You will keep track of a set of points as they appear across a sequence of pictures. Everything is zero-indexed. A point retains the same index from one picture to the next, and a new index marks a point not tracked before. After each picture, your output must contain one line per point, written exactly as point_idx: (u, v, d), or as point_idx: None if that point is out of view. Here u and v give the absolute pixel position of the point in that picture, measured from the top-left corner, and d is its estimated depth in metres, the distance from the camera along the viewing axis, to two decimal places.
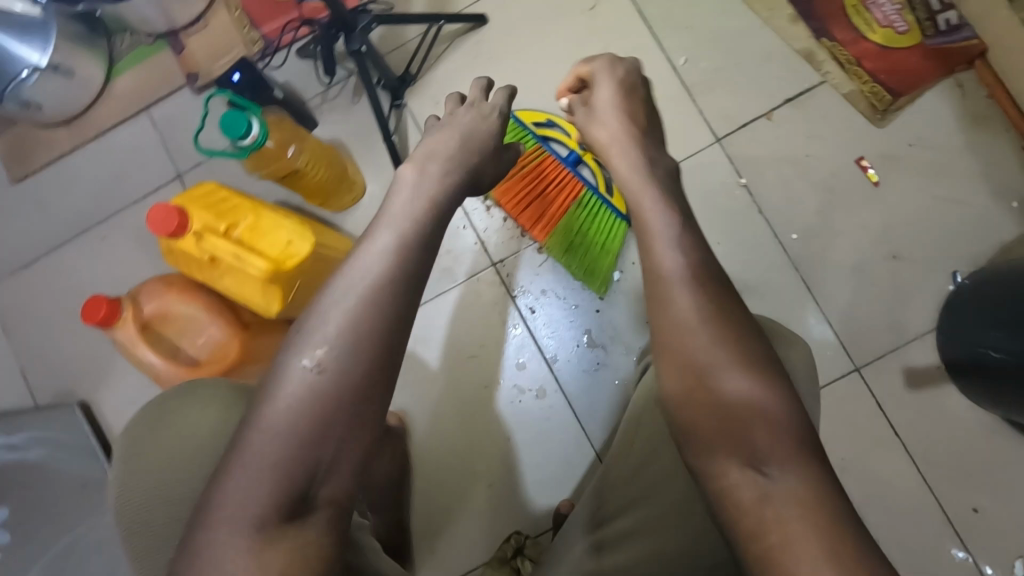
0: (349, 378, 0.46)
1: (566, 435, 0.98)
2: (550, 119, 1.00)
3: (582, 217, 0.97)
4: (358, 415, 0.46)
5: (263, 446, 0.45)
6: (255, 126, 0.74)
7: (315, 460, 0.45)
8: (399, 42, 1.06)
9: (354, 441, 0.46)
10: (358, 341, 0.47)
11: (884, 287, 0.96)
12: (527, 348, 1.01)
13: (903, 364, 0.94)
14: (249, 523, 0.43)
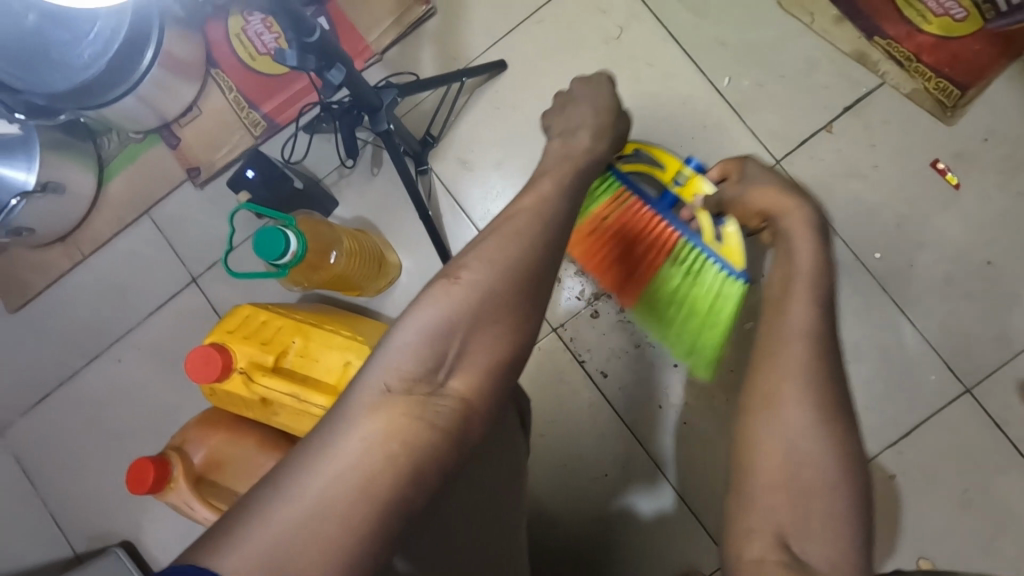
0: (492, 283, 0.48)
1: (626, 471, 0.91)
2: (639, 148, 0.81)
3: (679, 281, 0.80)
4: (490, 320, 0.47)
5: (405, 332, 0.46)
6: (292, 242, 0.65)
7: (447, 350, 0.46)
8: (414, 102, 0.97)
9: (487, 340, 0.47)
10: (500, 261, 0.50)
11: (983, 297, 0.88)
12: (604, 416, 0.92)
13: (1017, 379, 0.86)
14: (382, 385, 0.44)
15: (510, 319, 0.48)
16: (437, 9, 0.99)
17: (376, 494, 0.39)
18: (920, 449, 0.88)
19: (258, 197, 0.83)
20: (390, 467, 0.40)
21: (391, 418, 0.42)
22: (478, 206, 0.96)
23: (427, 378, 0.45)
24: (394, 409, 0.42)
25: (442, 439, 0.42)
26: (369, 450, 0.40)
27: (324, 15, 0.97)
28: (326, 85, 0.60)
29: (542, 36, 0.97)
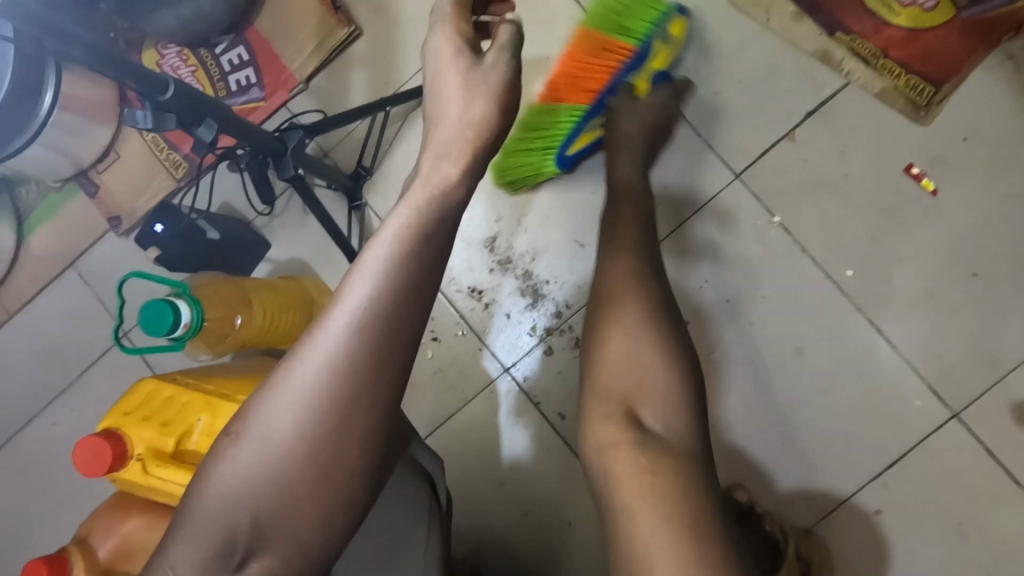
0: (278, 445, 0.41)
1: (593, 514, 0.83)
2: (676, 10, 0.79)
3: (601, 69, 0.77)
4: (284, 487, 0.41)
5: (197, 509, 0.41)
6: (183, 312, 0.59)
7: (239, 525, 0.41)
8: (344, 133, 0.90)
9: (282, 509, 0.41)
10: (287, 417, 0.41)
11: (968, 313, 0.80)
12: (565, 462, 0.85)
13: (1010, 400, 0.79)
14: (172, 571, 0.40)
15: (308, 479, 0.41)
16: (362, 29, 0.91)
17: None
18: (907, 481, 0.80)
19: (168, 253, 0.76)
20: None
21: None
22: None
23: (222, 561, 0.40)
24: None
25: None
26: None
27: (243, 44, 0.90)
28: (196, 140, 0.54)
29: None
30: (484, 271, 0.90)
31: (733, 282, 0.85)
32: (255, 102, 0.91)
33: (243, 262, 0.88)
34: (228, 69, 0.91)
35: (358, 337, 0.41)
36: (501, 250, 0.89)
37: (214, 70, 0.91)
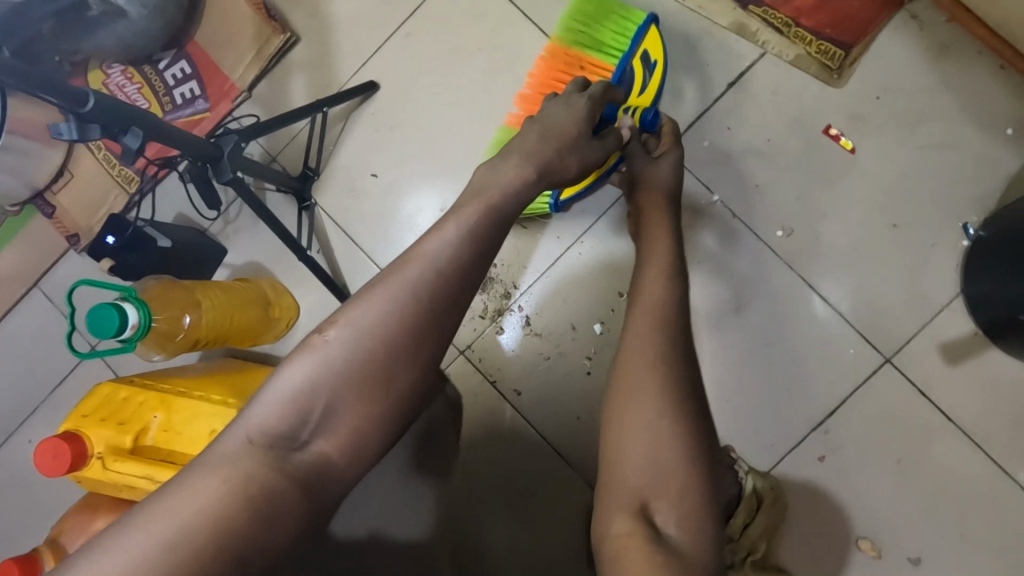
0: (369, 340, 0.45)
1: (550, 482, 0.87)
2: (646, 53, 0.72)
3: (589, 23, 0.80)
4: (355, 385, 0.45)
5: (274, 387, 0.44)
6: (130, 314, 0.62)
7: (312, 408, 0.44)
8: (289, 136, 0.93)
9: (355, 401, 0.45)
10: (378, 321, 0.46)
11: (894, 262, 0.84)
12: (525, 435, 0.89)
13: (938, 342, 0.83)
14: (242, 437, 0.43)
15: (379, 383, 0.45)
16: (299, 35, 0.95)
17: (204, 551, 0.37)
18: (848, 426, 0.84)
19: (125, 264, 0.78)
20: (219, 530, 0.38)
21: (236, 474, 0.41)
22: (368, 236, 0.92)
23: (286, 439, 0.43)
24: (239, 465, 0.41)
25: (298, 497, 0.42)
26: (211, 504, 0.39)
27: (184, 57, 0.93)
28: (124, 150, 0.56)
29: (411, 50, 0.93)
30: None
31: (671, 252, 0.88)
32: (200, 114, 0.94)
33: (202, 269, 0.91)
34: (172, 83, 0.93)
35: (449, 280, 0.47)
36: None
37: (158, 84, 0.93)
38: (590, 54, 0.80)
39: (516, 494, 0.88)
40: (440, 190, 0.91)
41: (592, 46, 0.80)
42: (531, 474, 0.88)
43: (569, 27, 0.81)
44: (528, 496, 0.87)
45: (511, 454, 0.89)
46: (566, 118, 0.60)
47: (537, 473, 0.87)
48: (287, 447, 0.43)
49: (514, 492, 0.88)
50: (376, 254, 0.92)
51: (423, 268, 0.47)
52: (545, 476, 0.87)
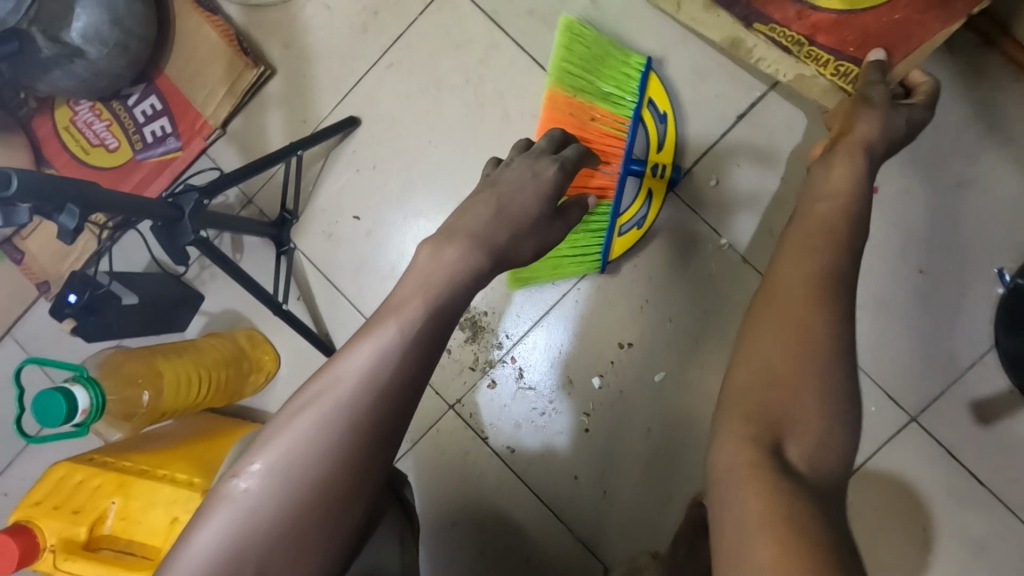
0: (297, 486, 0.42)
1: (546, 545, 0.82)
2: (665, 113, 0.80)
3: (592, 70, 0.77)
4: (286, 530, 0.41)
5: (194, 549, 0.41)
6: (80, 397, 0.58)
7: (239, 564, 0.41)
8: (265, 176, 0.87)
9: (289, 555, 0.41)
10: (303, 463, 0.42)
11: (920, 312, 0.77)
12: (520, 496, 0.83)
13: (969, 399, 0.76)
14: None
15: (315, 529, 0.42)
16: (274, 68, 0.89)
17: None
18: (869, 488, 0.78)
19: (87, 326, 0.72)
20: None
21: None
22: (351, 282, 0.87)
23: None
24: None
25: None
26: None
27: (154, 93, 0.87)
28: (60, 229, 0.51)
29: (394, 82, 0.86)
30: None
31: (674, 303, 0.81)
32: (172, 152, 0.88)
33: (177, 320, 0.86)
34: (142, 120, 0.88)
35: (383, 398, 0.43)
36: None
37: (128, 123, 0.88)
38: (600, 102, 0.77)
39: (510, 555, 0.83)
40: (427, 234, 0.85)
41: (600, 97, 0.77)
42: (527, 536, 0.83)
43: (564, 68, 0.76)
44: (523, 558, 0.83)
45: (502, 517, 0.84)
46: (531, 190, 0.58)
47: (532, 535, 0.83)
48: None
49: (509, 554, 0.83)
50: (359, 301, 0.86)
51: (372, 384, 0.43)
52: (539, 539, 0.82)
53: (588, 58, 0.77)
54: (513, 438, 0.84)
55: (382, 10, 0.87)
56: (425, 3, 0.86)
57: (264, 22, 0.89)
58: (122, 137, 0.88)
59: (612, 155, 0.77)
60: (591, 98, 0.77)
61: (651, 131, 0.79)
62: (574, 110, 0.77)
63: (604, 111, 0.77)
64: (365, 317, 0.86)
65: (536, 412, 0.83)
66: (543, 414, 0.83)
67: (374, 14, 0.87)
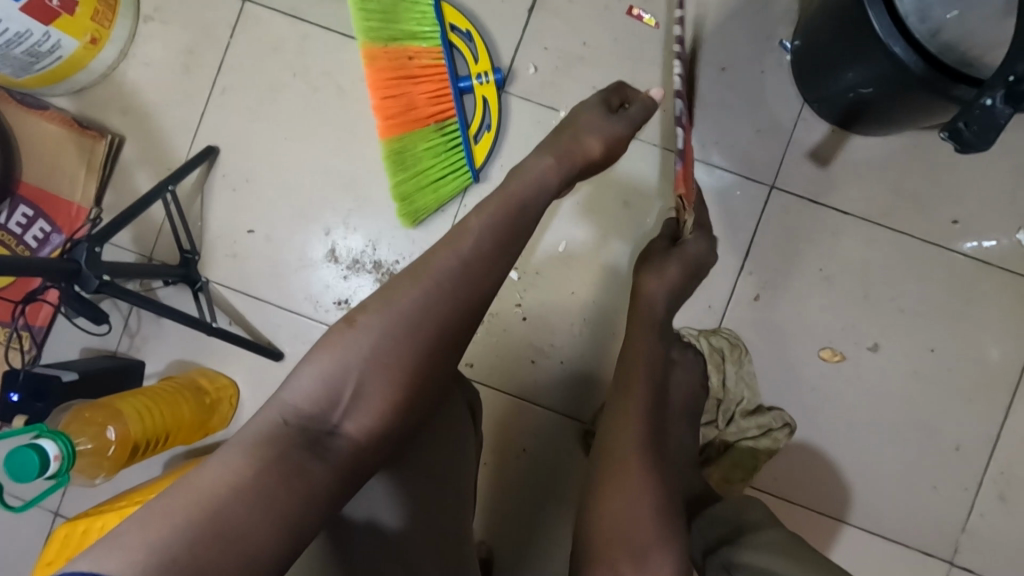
0: (393, 327, 0.50)
1: (546, 421, 0.91)
2: (470, 29, 0.90)
3: (393, 19, 0.85)
4: (389, 368, 0.50)
5: (305, 372, 0.48)
6: (50, 447, 0.61)
7: (341, 392, 0.48)
8: (155, 231, 0.93)
9: (381, 386, 0.49)
10: (402, 308, 0.51)
11: (737, 100, 0.90)
12: (491, 398, 0.91)
13: (807, 149, 0.89)
14: (277, 418, 0.46)
15: (407, 369, 0.50)
16: (123, 135, 0.94)
17: (224, 521, 0.39)
18: (766, 256, 0.90)
19: (37, 413, 0.77)
20: (264, 512, 0.40)
21: (267, 453, 0.43)
22: (270, 288, 0.93)
23: (319, 422, 0.47)
24: (276, 444, 0.44)
25: (329, 476, 0.45)
26: (249, 481, 0.41)
27: (22, 201, 0.91)
28: None
29: (233, 103, 0.94)
30: (340, 281, 0.92)
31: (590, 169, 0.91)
32: (61, 247, 0.92)
33: (123, 390, 0.89)
34: (20, 231, 0.91)
35: (468, 267, 0.54)
36: (344, 257, 0.92)
37: (8, 237, 0.91)
38: (410, 45, 0.87)
39: (517, 443, 0.91)
40: (321, 217, 0.93)
41: (410, 39, 0.86)
42: (530, 418, 0.91)
43: (369, 27, 0.84)
44: (535, 434, 0.91)
45: (495, 416, 0.91)
46: None
47: (532, 416, 0.91)
48: (320, 428, 0.47)
49: (516, 443, 0.91)
50: (284, 301, 0.92)
51: (454, 256, 0.54)
52: (533, 420, 0.91)
53: (385, 10, 0.85)
54: (490, 340, 0.91)
55: (196, 48, 0.94)
56: (231, 26, 0.93)
57: (96, 100, 0.94)
58: (6, 251, 0.91)
59: (442, 83, 0.87)
60: (401, 43, 0.86)
61: (462, 52, 0.90)
62: (394, 59, 0.86)
63: (417, 49, 0.87)
64: (298, 312, 0.92)
65: (510, 307, 0.91)
66: (524, 303, 0.91)
67: (191, 54, 0.94)
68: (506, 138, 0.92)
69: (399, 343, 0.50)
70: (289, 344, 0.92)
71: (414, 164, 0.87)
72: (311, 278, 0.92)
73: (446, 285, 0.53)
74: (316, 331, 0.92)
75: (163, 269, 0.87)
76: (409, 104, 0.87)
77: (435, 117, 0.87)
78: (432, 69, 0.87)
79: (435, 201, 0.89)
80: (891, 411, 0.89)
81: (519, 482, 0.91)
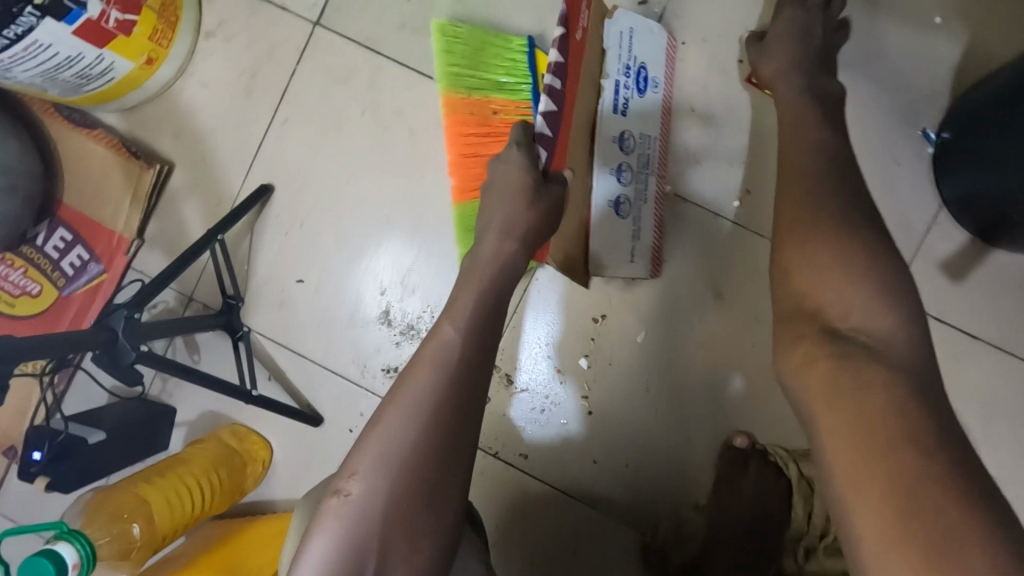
0: (398, 484, 0.47)
1: (601, 527, 0.82)
2: None
3: (478, 68, 0.76)
4: (404, 523, 0.47)
5: (305, 565, 0.46)
6: (67, 554, 0.55)
7: (361, 571, 0.46)
8: (197, 270, 0.85)
9: (406, 552, 0.47)
10: (397, 456, 0.48)
11: (865, 192, 0.78)
12: (543, 495, 0.83)
13: (938, 258, 0.77)
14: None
15: (421, 514, 0.48)
16: (172, 162, 0.86)
17: None
18: None
19: (61, 476, 0.69)
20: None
21: None
22: (314, 345, 0.85)
23: None
24: None
25: None
26: None
27: (61, 224, 0.84)
28: None
29: (293, 137, 0.85)
30: (391, 347, 0.84)
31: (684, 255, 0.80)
32: (97, 277, 0.85)
33: (152, 443, 0.83)
34: (56, 255, 0.84)
35: (456, 388, 0.50)
36: (398, 320, 0.83)
37: (43, 262, 0.84)
38: (498, 97, 0.76)
39: (568, 549, 0.82)
40: (376, 274, 0.84)
41: (497, 90, 0.76)
42: (584, 523, 0.82)
43: (453, 72, 0.76)
44: (589, 542, 0.82)
45: (546, 514, 0.83)
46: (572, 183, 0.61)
47: (587, 520, 0.82)
48: None
49: (566, 549, 0.82)
50: (329, 360, 0.85)
51: (436, 372, 0.51)
52: (587, 525, 0.82)
53: (471, 59, 0.76)
54: (551, 432, 0.82)
55: (259, 71, 0.85)
56: (298, 51, 0.84)
57: (148, 120, 0.87)
58: (38, 276, 0.85)
59: None
60: (486, 94, 0.76)
61: None
62: (476, 113, 0.76)
63: (504, 103, 0.76)
64: (343, 374, 0.84)
65: (573, 399, 0.82)
66: (589, 396, 0.81)
67: (252, 78, 0.85)
68: None
69: (415, 496, 0.48)
70: (330, 409, 0.84)
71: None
72: (361, 339, 0.84)
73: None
74: (361, 398, 0.84)
75: (205, 320, 0.80)
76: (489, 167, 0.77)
77: None
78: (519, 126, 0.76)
79: None
80: None
81: None
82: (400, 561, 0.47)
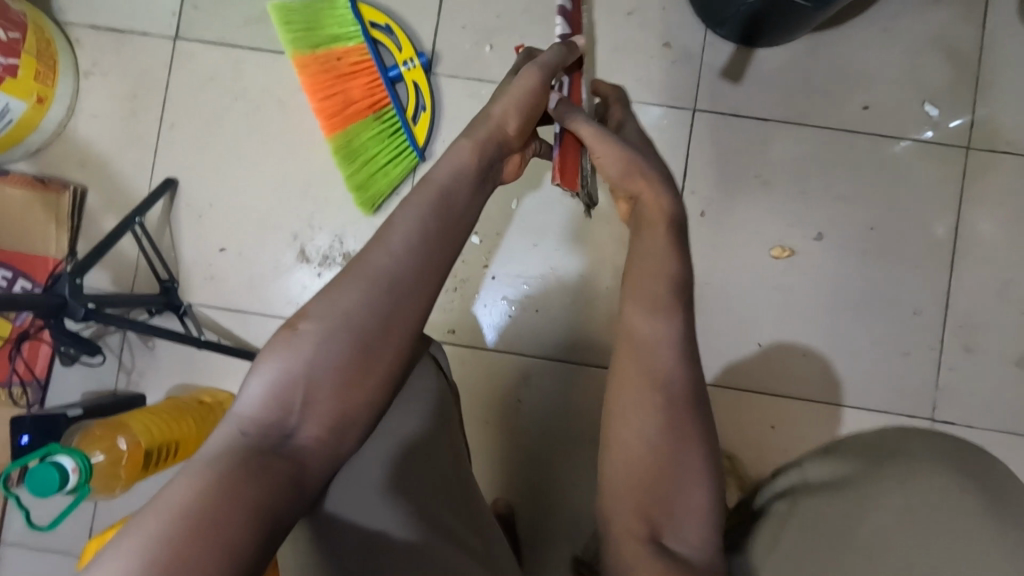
0: (340, 330, 0.48)
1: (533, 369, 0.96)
2: (389, 23, 0.94)
3: (313, 27, 0.91)
4: (341, 367, 0.48)
5: (253, 384, 0.47)
6: (66, 461, 0.65)
7: (293, 398, 0.47)
8: (132, 267, 0.97)
9: (334, 392, 0.48)
10: (346, 307, 0.49)
11: (647, 37, 0.97)
12: (479, 356, 0.97)
13: (718, 69, 0.96)
14: (234, 431, 0.45)
15: (356, 360, 0.49)
16: (85, 185, 0.99)
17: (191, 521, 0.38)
18: (704, 171, 0.96)
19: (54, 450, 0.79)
20: (211, 514, 0.38)
21: (223, 467, 0.42)
22: (251, 300, 0.97)
23: (276, 428, 0.46)
24: (232, 457, 0.43)
25: (279, 492, 0.43)
26: (194, 503, 0.39)
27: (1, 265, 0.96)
28: None
29: (182, 136, 0.99)
30: (315, 279, 0.97)
31: None
32: None
33: None
34: None
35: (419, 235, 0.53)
36: (315, 255, 0.97)
37: None
38: (337, 47, 0.92)
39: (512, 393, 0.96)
40: (285, 225, 0.97)
41: (334, 40, 0.92)
42: (520, 370, 0.96)
43: (291, 37, 0.90)
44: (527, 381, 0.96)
45: (487, 373, 0.97)
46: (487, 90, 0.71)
47: (521, 367, 0.96)
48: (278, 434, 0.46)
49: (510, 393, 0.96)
50: (267, 307, 0.97)
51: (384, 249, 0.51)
52: (522, 370, 0.96)
53: (304, 22, 0.91)
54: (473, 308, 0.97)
55: (139, 91, 0.99)
56: (167, 65, 0.99)
57: (54, 159, 0.99)
58: None
59: (371, 75, 0.92)
60: (325, 46, 0.91)
61: (387, 44, 0.95)
62: (322, 62, 0.91)
63: (342, 49, 0.92)
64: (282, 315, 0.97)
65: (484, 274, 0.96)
66: (498, 267, 0.96)
67: (134, 99, 0.99)
68: (446, 119, 0.98)
69: None
70: None
71: (362, 154, 0.93)
72: (288, 282, 0.97)
73: (419, 222, 0.53)
74: None
75: (148, 301, 0.91)
76: (346, 101, 0.92)
77: (371, 108, 0.92)
78: (361, 64, 0.91)
79: (387, 184, 0.95)
80: (847, 290, 0.94)
81: (522, 427, 0.96)
82: (332, 398, 0.48)
